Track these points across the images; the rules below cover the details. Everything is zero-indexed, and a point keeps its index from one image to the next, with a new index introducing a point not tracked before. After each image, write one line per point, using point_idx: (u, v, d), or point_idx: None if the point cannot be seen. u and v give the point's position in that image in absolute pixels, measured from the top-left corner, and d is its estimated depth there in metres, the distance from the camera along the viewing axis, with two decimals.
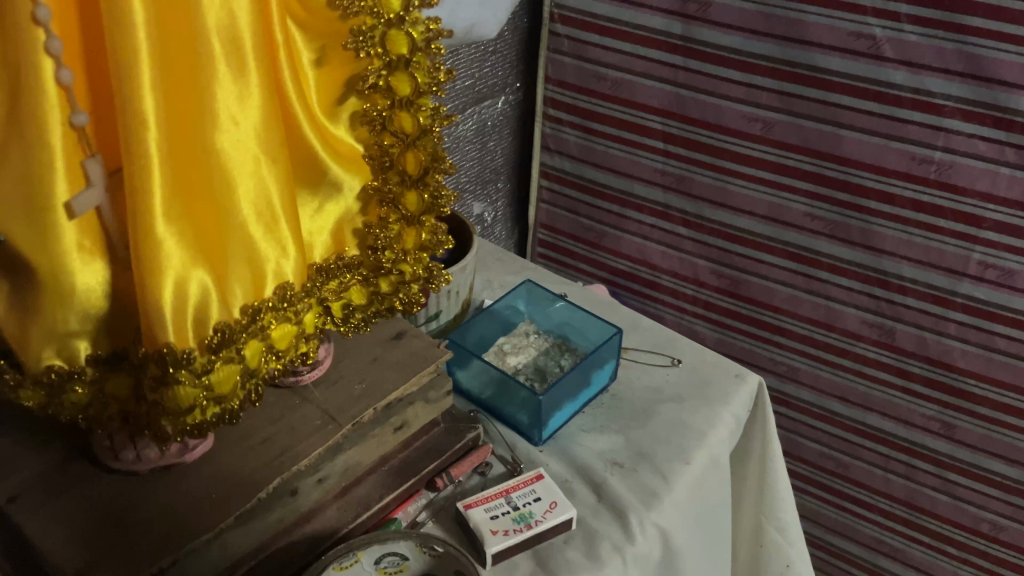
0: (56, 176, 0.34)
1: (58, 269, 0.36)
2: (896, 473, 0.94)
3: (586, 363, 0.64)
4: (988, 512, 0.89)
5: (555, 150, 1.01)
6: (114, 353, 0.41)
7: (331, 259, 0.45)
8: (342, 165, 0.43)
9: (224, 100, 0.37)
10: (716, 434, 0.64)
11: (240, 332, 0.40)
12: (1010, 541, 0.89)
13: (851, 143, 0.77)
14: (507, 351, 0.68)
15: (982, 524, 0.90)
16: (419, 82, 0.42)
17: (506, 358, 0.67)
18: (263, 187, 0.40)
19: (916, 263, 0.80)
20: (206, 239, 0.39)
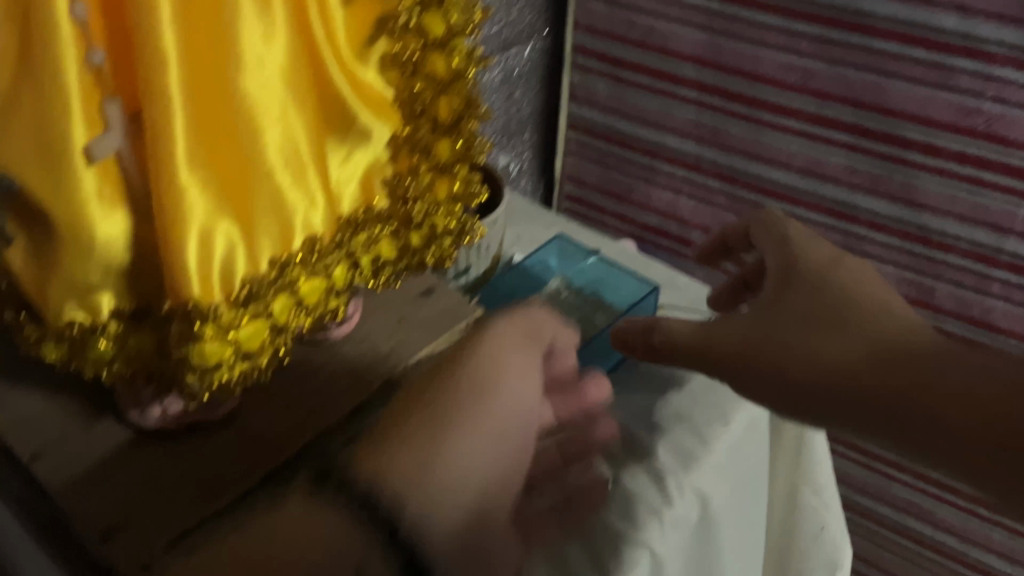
0: (72, 120, 0.33)
1: (77, 219, 0.35)
2: None
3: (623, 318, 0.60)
4: None
5: (584, 100, 0.98)
6: (140, 309, 0.39)
7: (360, 211, 0.44)
8: (372, 111, 0.43)
9: (248, 38, 0.35)
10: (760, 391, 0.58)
11: (268, 286, 0.39)
12: None
13: (896, 93, 0.75)
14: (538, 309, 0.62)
15: None
16: (454, 22, 0.45)
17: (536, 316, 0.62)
18: (290, 132, 0.38)
19: (960, 219, 0.78)
20: (230, 189, 0.37)
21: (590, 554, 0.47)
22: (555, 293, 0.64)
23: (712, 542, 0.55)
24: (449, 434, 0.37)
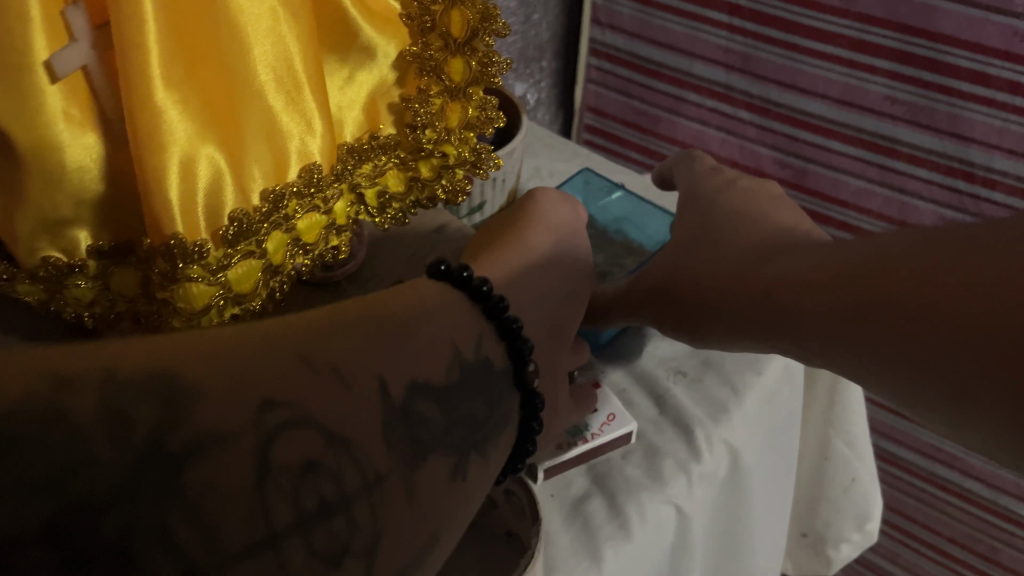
0: (33, 30, 0.29)
1: (43, 145, 0.31)
2: None
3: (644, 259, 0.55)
4: None
5: (606, 24, 0.92)
6: (120, 246, 0.35)
7: (364, 140, 0.40)
8: (376, 23, 0.39)
9: None
10: None
11: (261, 222, 0.35)
12: None
13: (946, 15, 0.69)
14: None
15: None
16: None
17: None
18: (279, 42, 0.33)
19: (1009, 153, 0.72)
20: (214, 109, 0.33)
21: (608, 505, 0.44)
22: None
23: (741, 499, 0.51)
24: (534, 250, 0.40)
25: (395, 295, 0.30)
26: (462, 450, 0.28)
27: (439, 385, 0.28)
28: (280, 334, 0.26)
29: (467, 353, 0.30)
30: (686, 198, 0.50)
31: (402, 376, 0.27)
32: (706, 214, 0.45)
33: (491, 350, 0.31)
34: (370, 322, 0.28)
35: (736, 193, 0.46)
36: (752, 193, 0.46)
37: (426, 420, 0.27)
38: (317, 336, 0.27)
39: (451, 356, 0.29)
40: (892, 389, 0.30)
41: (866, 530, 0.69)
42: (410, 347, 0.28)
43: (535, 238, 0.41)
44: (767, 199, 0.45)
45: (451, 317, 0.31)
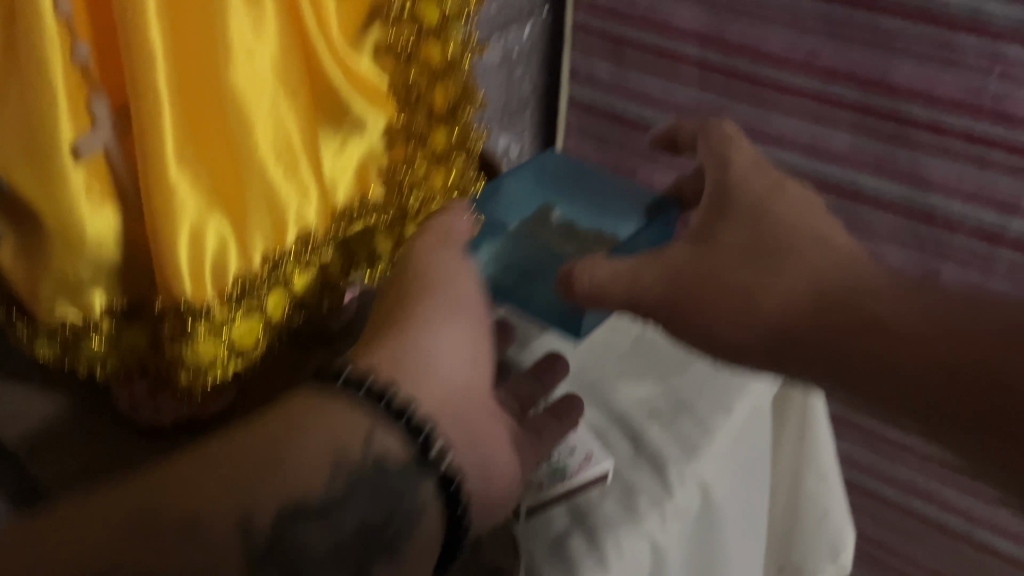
0: (60, 115, 0.32)
1: (65, 218, 0.34)
2: None
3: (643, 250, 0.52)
4: None
5: (585, 77, 0.91)
6: (130, 308, 0.39)
7: (352, 202, 0.44)
8: (367, 98, 0.42)
9: (236, 30, 0.35)
10: (765, 381, 0.58)
11: (260, 282, 0.39)
12: None
13: (903, 70, 0.71)
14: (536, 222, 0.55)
15: None
16: (445, 10, 0.44)
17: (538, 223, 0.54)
18: (278, 117, 0.37)
19: (966, 199, 0.74)
20: (221, 182, 0.37)
21: (588, 540, 0.47)
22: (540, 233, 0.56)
23: (713, 533, 0.54)
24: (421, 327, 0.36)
25: (268, 419, 0.31)
26: (351, 563, 0.30)
27: (317, 504, 0.30)
28: (152, 485, 0.29)
29: (350, 458, 0.31)
30: (715, 203, 0.40)
31: (270, 501, 0.29)
32: (751, 220, 0.38)
33: (387, 444, 0.32)
34: (234, 457, 0.30)
35: (785, 209, 0.38)
36: (804, 207, 0.39)
37: (303, 545, 0.30)
38: (185, 481, 0.29)
39: (328, 470, 0.31)
40: (857, 399, 0.33)
41: (840, 562, 0.71)
42: (280, 471, 0.30)
43: (422, 312, 0.36)
44: (815, 215, 0.38)
45: (325, 426, 0.32)
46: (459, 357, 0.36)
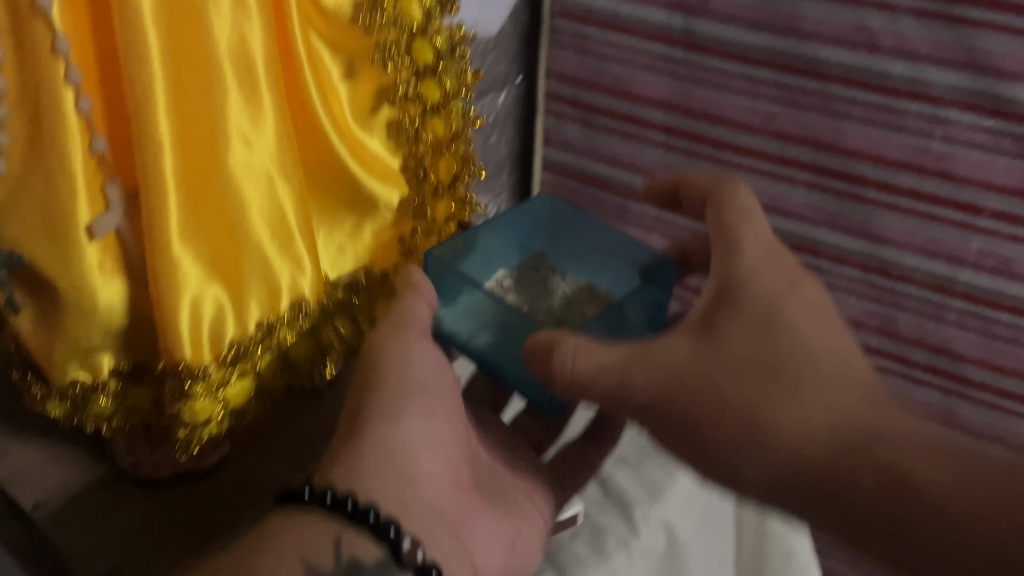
0: (78, 200, 0.36)
1: (80, 289, 0.38)
2: None
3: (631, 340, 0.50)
4: None
5: (557, 143, 0.96)
6: (135, 367, 0.43)
7: (358, 274, 0.51)
8: (377, 177, 0.48)
9: (236, 120, 0.40)
10: None
11: (254, 346, 0.43)
12: None
13: (854, 133, 0.76)
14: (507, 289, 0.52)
15: None
16: (447, 88, 0.49)
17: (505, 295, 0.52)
18: (271, 197, 0.42)
19: (917, 251, 0.79)
20: (221, 256, 0.41)
21: None
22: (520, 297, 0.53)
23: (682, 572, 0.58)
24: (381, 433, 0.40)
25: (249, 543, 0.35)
26: None
27: None
28: None
29: (322, 561, 0.35)
30: (722, 301, 0.39)
31: None
32: (762, 329, 0.37)
33: (352, 547, 0.36)
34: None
35: (803, 317, 0.37)
36: (818, 316, 0.38)
37: None
38: None
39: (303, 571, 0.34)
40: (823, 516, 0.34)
41: None
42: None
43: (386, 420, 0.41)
44: (834, 331, 0.38)
45: (298, 538, 0.35)
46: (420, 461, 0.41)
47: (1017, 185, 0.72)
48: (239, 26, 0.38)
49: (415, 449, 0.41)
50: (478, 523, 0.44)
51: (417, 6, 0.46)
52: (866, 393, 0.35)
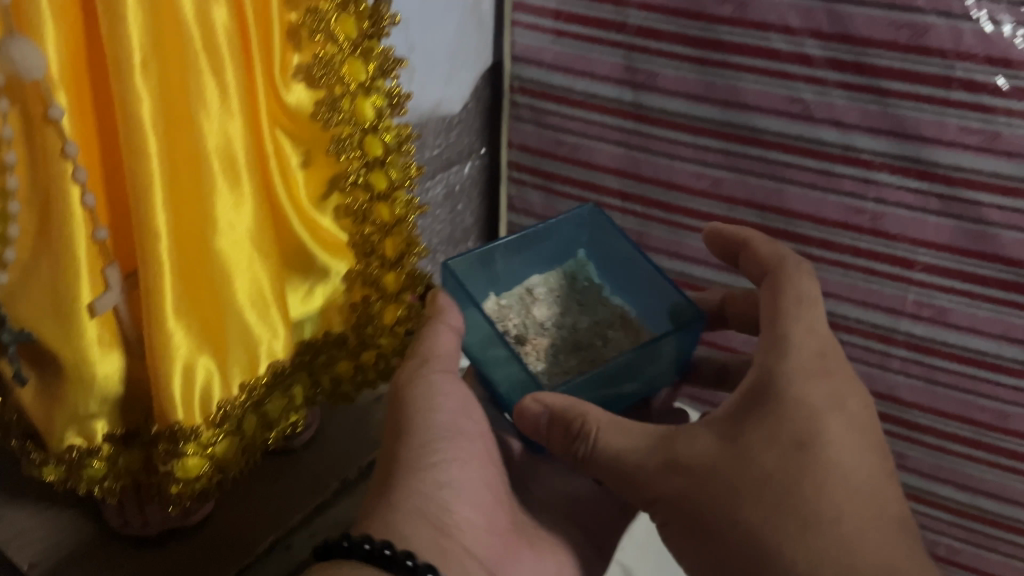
0: (81, 283, 0.41)
1: (80, 361, 0.42)
2: None
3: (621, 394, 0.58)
4: (944, 537, 0.95)
5: (521, 210, 1.03)
6: (128, 432, 0.47)
7: (319, 335, 0.55)
8: (328, 251, 0.53)
9: (223, 207, 0.45)
10: None
11: (237, 407, 0.48)
12: (965, 562, 0.96)
13: (794, 196, 0.82)
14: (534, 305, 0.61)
15: (939, 548, 0.97)
16: (392, 178, 0.55)
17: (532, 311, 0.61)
18: (254, 273, 0.47)
19: (859, 304, 0.85)
20: (208, 328, 0.46)
21: None
22: (548, 305, 0.62)
23: None
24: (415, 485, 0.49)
25: None
26: None
27: None
28: None
29: None
30: (759, 404, 0.46)
31: None
32: (795, 449, 0.45)
33: None
34: None
35: (833, 439, 0.45)
36: (850, 441, 0.46)
37: None
38: None
39: None
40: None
41: None
42: None
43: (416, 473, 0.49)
44: (862, 459, 0.46)
45: None
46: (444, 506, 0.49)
47: (947, 242, 0.77)
48: (224, 124, 0.44)
49: (446, 500, 0.49)
50: (511, 553, 0.52)
51: (369, 106, 0.52)
52: (876, 513, 0.44)
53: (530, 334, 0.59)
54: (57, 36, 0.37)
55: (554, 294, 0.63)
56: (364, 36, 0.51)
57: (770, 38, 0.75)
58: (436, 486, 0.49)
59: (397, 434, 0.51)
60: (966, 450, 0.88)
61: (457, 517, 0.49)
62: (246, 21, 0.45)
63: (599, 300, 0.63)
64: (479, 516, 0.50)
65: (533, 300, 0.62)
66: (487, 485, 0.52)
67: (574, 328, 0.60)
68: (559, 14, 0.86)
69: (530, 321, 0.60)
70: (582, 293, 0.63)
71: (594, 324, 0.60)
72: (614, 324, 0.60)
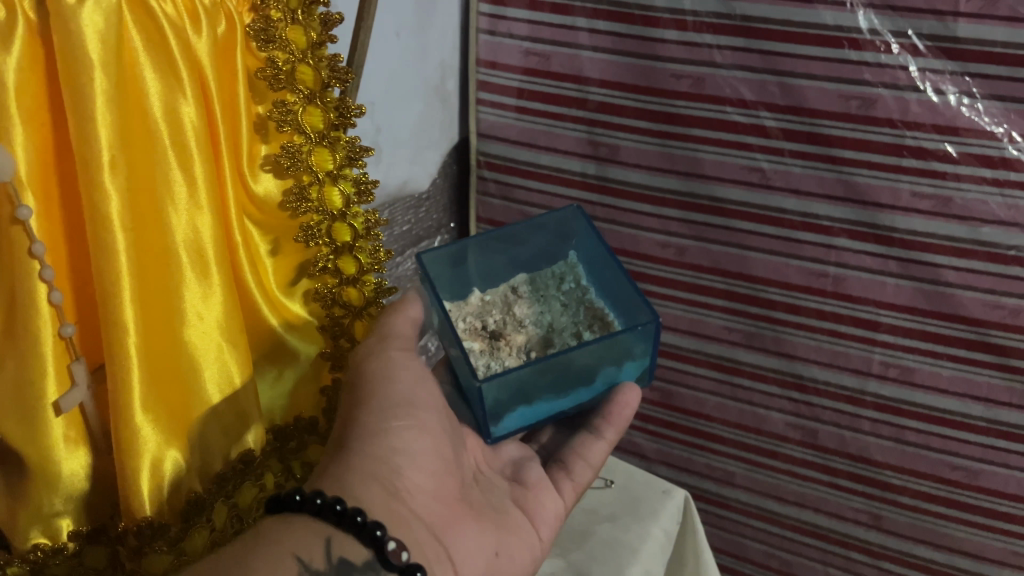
0: (47, 381, 0.41)
1: (46, 458, 0.42)
2: (835, 566, 1.00)
3: (585, 383, 0.60)
4: None
5: None
6: (93, 528, 0.46)
7: (289, 419, 0.56)
8: (297, 335, 0.55)
9: (192, 300, 0.45)
10: (649, 548, 0.75)
11: (213, 495, 0.48)
12: None
13: (756, 262, 0.84)
14: (513, 303, 0.64)
15: None
16: (362, 263, 0.55)
17: (512, 308, 0.63)
18: (223, 363, 0.47)
19: (826, 366, 0.86)
20: (175, 418, 0.46)
21: None
22: (531, 303, 0.64)
23: None
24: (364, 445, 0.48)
25: (266, 532, 0.42)
26: None
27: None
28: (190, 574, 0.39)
29: (320, 554, 0.41)
30: None
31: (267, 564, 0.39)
32: None
33: (341, 547, 0.42)
34: (231, 553, 0.40)
35: None
36: None
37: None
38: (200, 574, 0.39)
39: (308, 552, 0.41)
40: None
41: None
42: (267, 555, 0.40)
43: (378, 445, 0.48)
44: None
45: (301, 537, 0.42)
46: (392, 471, 0.48)
47: (908, 302, 0.78)
48: (193, 219, 0.45)
49: (399, 467, 0.48)
50: (460, 525, 0.52)
51: (338, 194, 0.53)
52: None
53: (507, 330, 0.61)
54: (26, 138, 0.38)
55: (539, 293, 0.65)
56: (332, 128, 0.52)
57: (726, 111, 0.77)
58: (390, 452, 0.48)
59: (354, 400, 0.51)
60: (940, 509, 0.88)
61: (409, 482, 0.49)
62: (214, 117, 0.46)
63: (581, 301, 0.64)
64: (431, 483, 0.50)
65: (517, 298, 0.65)
66: (439, 455, 0.52)
67: (550, 327, 0.62)
68: (521, 92, 0.88)
69: (510, 318, 0.63)
70: (566, 294, 0.65)
71: (570, 323, 0.62)
72: (588, 325, 0.61)
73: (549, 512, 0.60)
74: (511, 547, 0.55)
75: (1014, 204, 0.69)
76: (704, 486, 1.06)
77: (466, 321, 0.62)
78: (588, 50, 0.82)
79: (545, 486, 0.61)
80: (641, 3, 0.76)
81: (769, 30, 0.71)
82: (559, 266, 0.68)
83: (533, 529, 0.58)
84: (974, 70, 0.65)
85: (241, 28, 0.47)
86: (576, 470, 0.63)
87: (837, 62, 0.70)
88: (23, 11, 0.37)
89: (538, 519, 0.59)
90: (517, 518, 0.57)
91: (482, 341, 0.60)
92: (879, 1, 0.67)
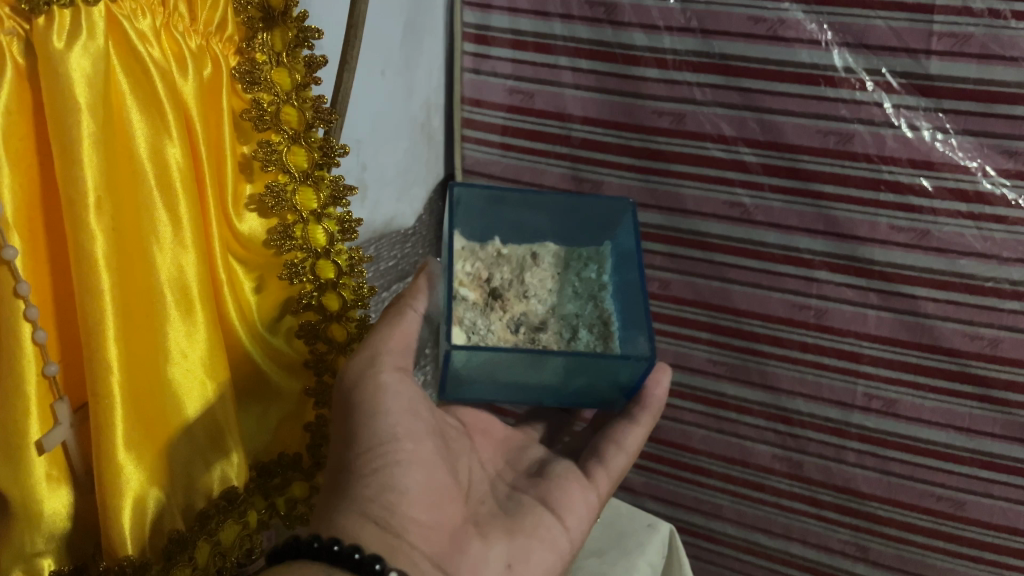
0: (30, 422, 0.41)
1: (29, 498, 0.42)
2: None
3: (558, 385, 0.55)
4: None
5: None
6: (75, 568, 0.45)
7: (272, 456, 0.56)
8: (280, 371, 0.56)
9: (175, 336, 0.46)
10: None
11: (196, 533, 0.48)
12: None
13: (739, 295, 0.85)
14: (525, 272, 0.61)
15: None
16: (346, 299, 0.56)
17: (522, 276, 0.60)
18: (206, 397, 0.48)
19: (810, 398, 0.87)
20: (156, 454, 0.46)
21: None
22: (545, 276, 0.61)
23: None
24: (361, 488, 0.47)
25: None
26: None
27: None
28: None
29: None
30: None
31: None
32: None
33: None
34: None
35: None
36: None
37: None
38: None
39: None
40: None
41: None
42: None
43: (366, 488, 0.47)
44: None
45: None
46: (386, 511, 0.47)
47: (889, 334, 0.79)
48: (177, 257, 0.45)
49: (393, 502, 0.48)
50: (464, 541, 0.51)
51: (321, 232, 0.54)
52: None
53: (509, 291, 0.59)
54: (12, 179, 0.39)
55: (558, 271, 0.62)
56: (316, 165, 0.53)
57: (706, 146, 0.79)
58: (381, 489, 0.48)
59: (342, 440, 0.50)
60: (927, 540, 0.88)
61: (406, 517, 0.48)
62: (200, 157, 0.47)
63: (594, 295, 0.60)
64: (428, 515, 0.50)
65: (535, 263, 0.62)
66: (433, 484, 0.51)
67: (549, 309, 0.58)
68: (506, 129, 0.89)
69: (517, 282, 0.60)
70: (582, 282, 0.61)
71: (571, 312, 0.58)
72: (581, 327, 0.57)
73: (575, 502, 0.60)
74: (529, 546, 0.55)
75: (990, 236, 0.70)
76: (691, 519, 1.05)
77: (474, 267, 0.60)
78: (571, 88, 0.83)
79: (569, 479, 0.61)
80: (622, 42, 0.77)
81: (747, 68, 0.73)
82: (589, 252, 0.64)
83: (559, 522, 0.58)
84: (947, 106, 0.67)
85: (227, 69, 0.48)
86: (608, 454, 0.62)
87: (813, 98, 0.71)
88: (11, 54, 0.38)
89: (563, 512, 0.59)
90: (538, 516, 0.57)
91: (480, 293, 0.58)
92: (853, 40, 0.68)
